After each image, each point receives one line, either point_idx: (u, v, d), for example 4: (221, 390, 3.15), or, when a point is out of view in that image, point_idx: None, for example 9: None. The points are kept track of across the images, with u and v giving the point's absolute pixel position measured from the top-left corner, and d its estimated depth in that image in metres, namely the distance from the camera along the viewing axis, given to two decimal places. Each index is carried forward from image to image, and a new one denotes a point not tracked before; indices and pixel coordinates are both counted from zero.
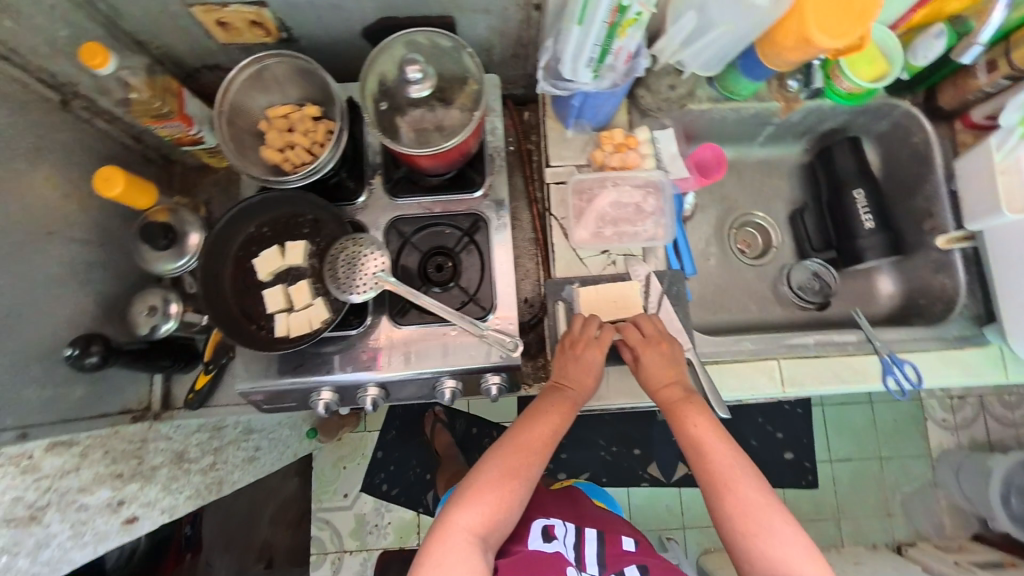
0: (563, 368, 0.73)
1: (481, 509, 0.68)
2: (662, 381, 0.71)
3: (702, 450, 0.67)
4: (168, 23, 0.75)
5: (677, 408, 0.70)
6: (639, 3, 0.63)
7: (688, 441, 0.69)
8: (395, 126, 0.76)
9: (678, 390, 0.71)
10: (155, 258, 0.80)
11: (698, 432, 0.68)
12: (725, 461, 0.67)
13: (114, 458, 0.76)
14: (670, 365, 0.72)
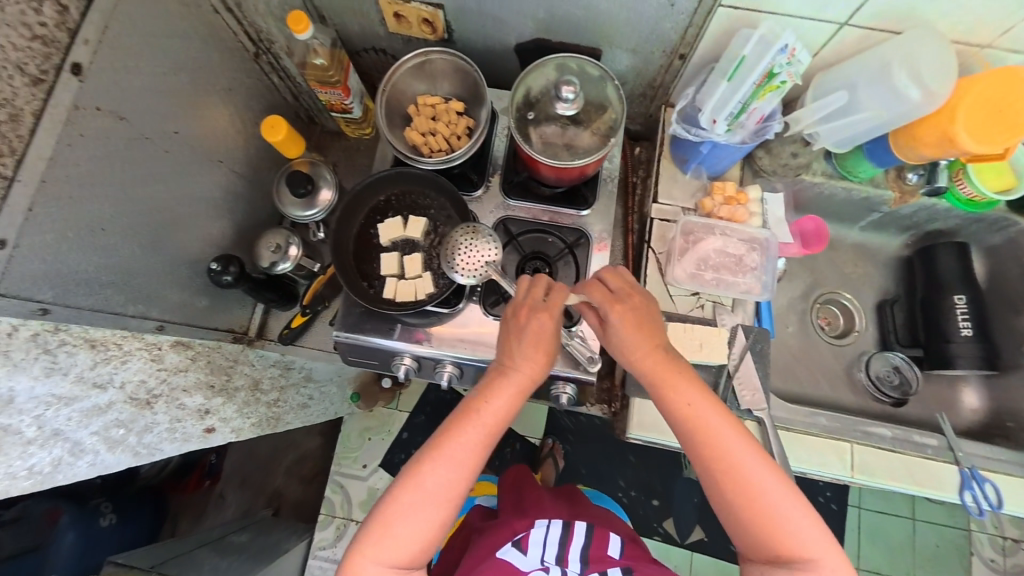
0: (514, 339, 0.69)
1: (445, 465, 0.64)
2: (638, 346, 0.66)
3: (700, 431, 0.61)
4: (356, 8, 0.85)
5: (668, 376, 0.64)
6: (786, 73, 0.67)
7: (688, 422, 0.62)
8: (528, 134, 0.81)
9: (654, 349, 0.65)
10: (290, 202, 0.88)
11: (695, 411, 0.62)
12: (739, 444, 0.60)
13: (212, 369, 0.84)
14: (650, 327, 0.67)
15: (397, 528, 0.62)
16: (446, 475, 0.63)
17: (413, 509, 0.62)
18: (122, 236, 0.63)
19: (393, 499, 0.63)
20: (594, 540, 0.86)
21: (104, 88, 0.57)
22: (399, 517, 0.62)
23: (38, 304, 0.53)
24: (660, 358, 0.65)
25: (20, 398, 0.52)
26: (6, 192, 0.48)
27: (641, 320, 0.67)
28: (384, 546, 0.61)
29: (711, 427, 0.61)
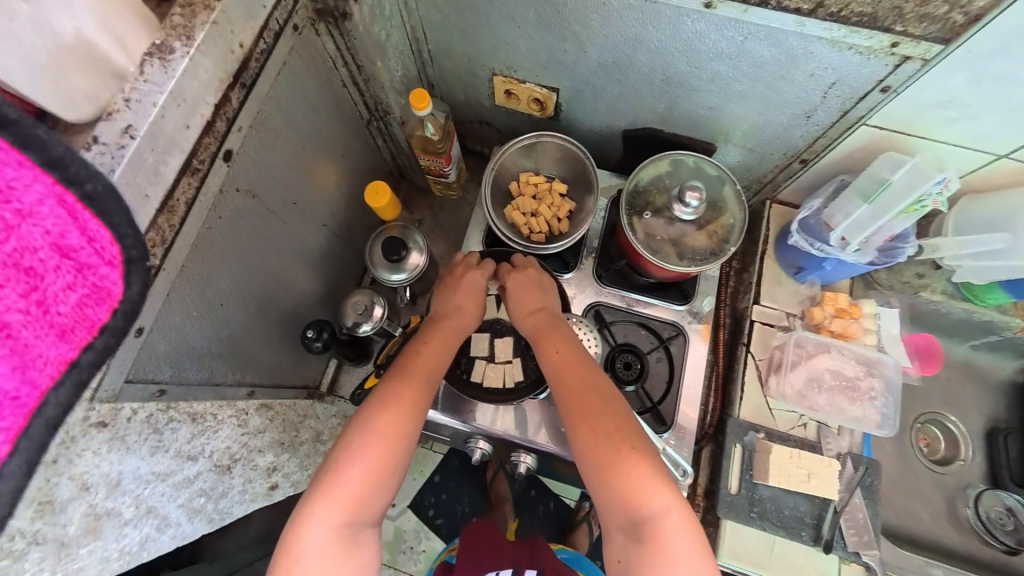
0: (448, 295, 0.74)
1: (398, 410, 0.60)
2: (572, 370, 0.63)
3: (621, 463, 0.55)
4: (470, 82, 0.85)
5: (586, 406, 0.60)
6: (932, 198, 0.62)
7: (588, 438, 0.58)
8: (632, 226, 0.78)
9: (572, 372, 0.63)
10: (381, 264, 0.88)
11: (625, 443, 0.56)
12: (665, 498, 0.53)
13: (285, 426, 0.82)
14: (570, 346, 0.66)
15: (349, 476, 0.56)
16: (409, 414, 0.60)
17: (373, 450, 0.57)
18: (233, 307, 0.63)
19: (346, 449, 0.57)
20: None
21: (245, 169, 0.57)
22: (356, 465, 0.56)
23: (157, 385, 0.52)
24: (580, 379, 0.62)
25: (126, 479, 0.51)
26: (152, 280, 0.47)
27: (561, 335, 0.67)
28: (336, 496, 0.55)
29: (627, 460, 0.55)
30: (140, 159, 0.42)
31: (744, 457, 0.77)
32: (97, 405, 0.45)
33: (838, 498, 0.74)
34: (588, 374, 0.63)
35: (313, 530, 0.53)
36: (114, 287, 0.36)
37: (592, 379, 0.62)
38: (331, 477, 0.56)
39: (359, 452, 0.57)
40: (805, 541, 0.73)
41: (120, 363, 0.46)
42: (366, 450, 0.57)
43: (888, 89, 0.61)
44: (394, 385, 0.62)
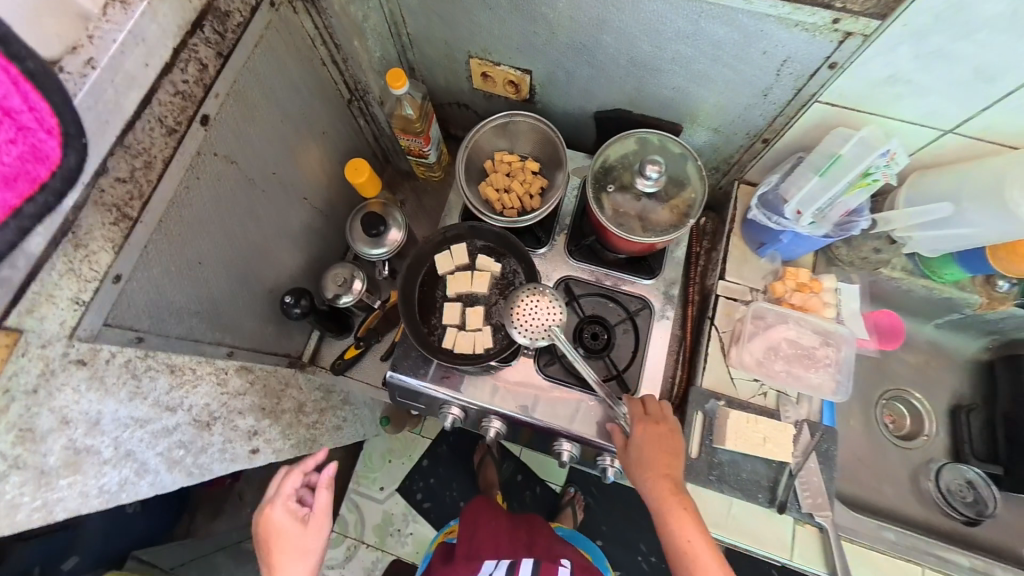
0: (285, 490, 0.78)
1: (302, 542, 0.75)
2: (656, 469, 0.70)
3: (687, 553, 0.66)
4: (448, 65, 0.89)
5: (668, 504, 0.68)
6: (882, 173, 0.66)
7: (678, 537, 0.66)
8: (597, 201, 0.81)
9: (671, 485, 0.69)
10: (361, 240, 0.91)
11: (691, 539, 0.66)
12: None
13: (266, 392, 0.85)
14: (668, 455, 0.71)
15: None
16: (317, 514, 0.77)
17: (311, 544, 0.76)
18: (213, 269, 0.66)
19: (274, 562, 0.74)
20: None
21: (223, 136, 0.61)
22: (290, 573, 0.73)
23: (136, 333, 0.56)
24: (671, 483, 0.69)
25: (105, 421, 0.55)
26: (130, 231, 0.51)
27: (665, 446, 0.71)
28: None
29: (696, 552, 0.65)
30: (100, 88, 0.45)
31: (705, 425, 0.79)
32: (76, 343, 0.48)
33: (793, 464, 0.76)
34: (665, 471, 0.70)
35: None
36: (52, 153, 0.39)
37: (670, 478, 0.69)
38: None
39: (306, 540, 0.76)
40: (762, 503, 0.76)
41: (98, 307, 0.49)
42: (295, 556, 0.74)
43: (835, 65, 0.64)
44: (284, 520, 0.76)
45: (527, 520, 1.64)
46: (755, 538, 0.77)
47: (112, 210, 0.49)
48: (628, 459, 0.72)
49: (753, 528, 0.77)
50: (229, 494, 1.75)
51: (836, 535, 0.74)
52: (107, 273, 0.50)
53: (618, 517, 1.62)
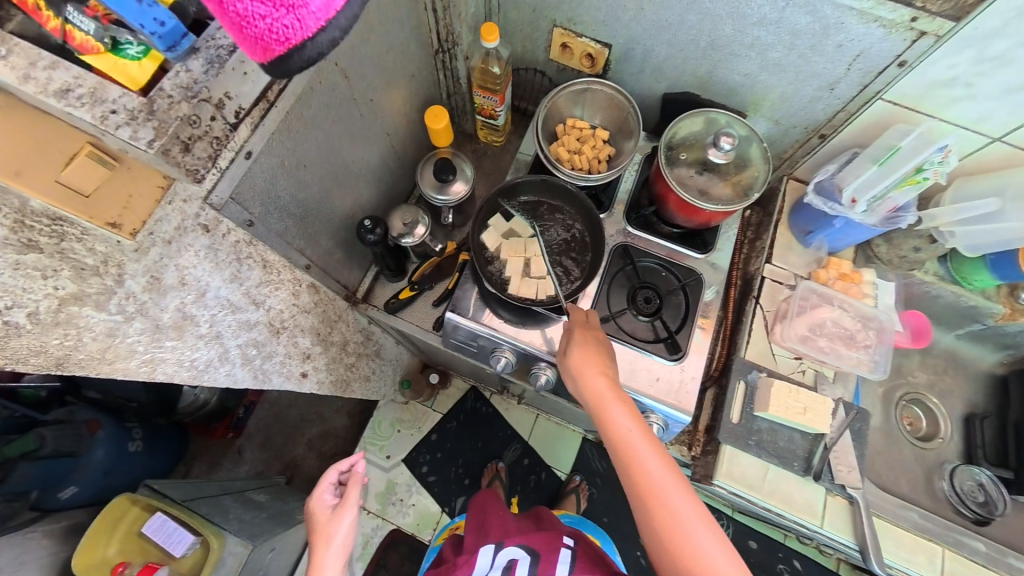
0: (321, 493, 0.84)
1: (342, 526, 0.79)
2: (588, 366, 0.70)
3: (625, 450, 0.63)
4: (530, 31, 0.94)
5: (600, 397, 0.67)
6: (933, 170, 0.71)
7: (613, 436, 0.65)
8: (663, 169, 0.85)
9: (608, 384, 0.68)
10: (428, 185, 0.95)
11: (627, 432, 0.64)
12: (660, 471, 0.62)
13: (324, 318, 0.87)
14: (602, 355, 0.71)
15: (331, 559, 0.76)
16: (344, 502, 0.81)
17: (339, 528, 0.79)
18: (307, 178, 0.69)
19: (315, 542, 0.79)
20: (541, 560, 0.88)
21: (343, 48, 0.64)
22: (329, 550, 0.77)
23: (248, 217, 0.58)
24: (603, 379, 0.69)
25: (209, 295, 0.56)
26: (265, 113, 0.53)
27: (595, 345, 0.72)
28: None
29: (632, 447, 0.63)
30: None
31: (747, 393, 0.83)
32: (207, 207, 0.51)
33: (829, 436, 0.79)
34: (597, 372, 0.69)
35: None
36: None
37: (603, 375, 0.69)
38: (314, 559, 0.77)
39: (331, 524, 0.79)
40: (796, 470, 0.79)
41: (231, 175, 0.52)
42: (339, 543, 0.78)
43: (904, 64, 0.69)
44: (323, 507, 0.82)
45: (529, 504, 1.64)
46: (788, 502, 0.81)
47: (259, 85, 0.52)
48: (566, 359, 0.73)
49: (789, 493, 0.81)
50: (230, 448, 1.73)
51: (864, 505, 0.78)
52: (242, 148, 0.51)
53: (619, 509, 1.63)
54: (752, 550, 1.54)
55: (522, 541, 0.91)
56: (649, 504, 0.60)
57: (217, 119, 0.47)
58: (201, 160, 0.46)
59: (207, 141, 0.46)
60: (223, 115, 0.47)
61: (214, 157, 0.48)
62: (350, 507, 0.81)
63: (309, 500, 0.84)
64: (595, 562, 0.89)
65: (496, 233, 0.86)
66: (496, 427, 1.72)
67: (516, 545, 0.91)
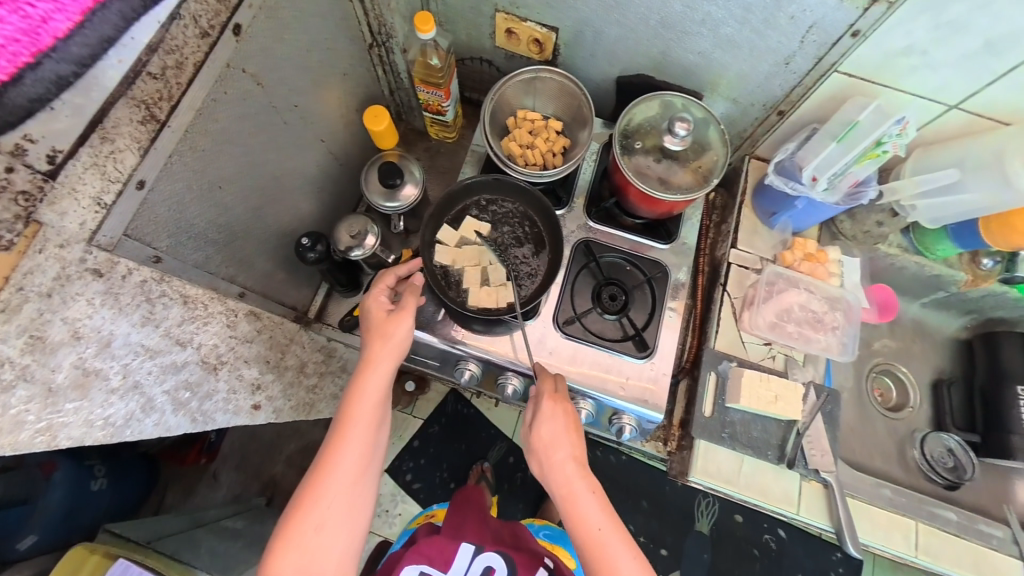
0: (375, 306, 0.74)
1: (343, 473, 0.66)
2: (557, 458, 0.67)
3: (595, 549, 0.64)
4: (471, 18, 0.87)
5: (568, 493, 0.66)
6: (892, 143, 0.68)
7: (583, 535, 0.65)
8: (620, 159, 0.80)
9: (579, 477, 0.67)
10: (376, 192, 0.89)
11: (597, 531, 0.64)
12: (628, 570, 0.63)
13: (272, 344, 0.81)
14: (573, 441, 0.68)
15: (356, 432, 0.68)
16: (403, 306, 0.72)
17: (395, 334, 0.71)
18: (226, 199, 0.63)
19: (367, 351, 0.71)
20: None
21: (252, 52, 0.58)
22: (354, 416, 0.68)
23: (153, 252, 0.52)
24: (573, 474, 0.66)
25: (116, 343, 0.50)
26: (156, 135, 0.48)
27: (566, 432, 0.68)
28: (335, 477, 0.66)
29: (602, 546, 0.64)
30: None
31: (718, 385, 0.81)
32: (95, 250, 0.45)
33: (800, 422, 0.78)
34: (569, 464, 0.67)
35: (330, 508, 0.65)
36: None
37: (574, 468, 0.67)
38: (370, 365, 0.70)
39: (388, 326, 0.71)
40: (770, 459, 0.78)
41: (120, 212, 0.47)
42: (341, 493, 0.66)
43: (857, 34, 0.65)
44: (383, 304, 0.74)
45: (517, 502, 1.62)
46: (765, 493, 0.79)
47: (138, 107, 0.46)
48: (535, 443, 0.69)
49: (766, 484, 0.80)
50: (204, 474, 1.66)
51: (839, 489, 0.77)
52: (131, 177, 0.47)
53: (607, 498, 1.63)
54: (737, 524, 1.57)
55: (501, 551, 0.89)
56: None
57: (18, 168, 0.39)
58: (2, 222, 0.39)
59: (7, 197, 0.39)
60: (28, 164, 0.40)
61: (24, 216, 0.40)
62: (410, 312, 0.72)
63: (367, 296, 0.76)
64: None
65: (446, 248, 0.79)
66: (479, 428, 1.69)
67: (492, 554, 0.88)
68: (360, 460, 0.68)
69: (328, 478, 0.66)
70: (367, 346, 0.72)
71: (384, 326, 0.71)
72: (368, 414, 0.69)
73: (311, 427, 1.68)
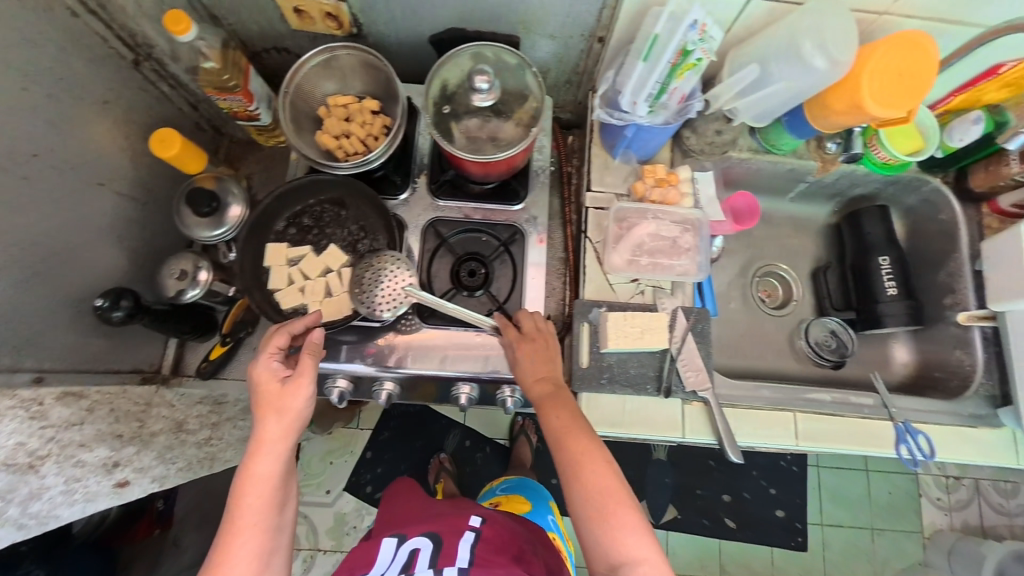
0: (268, 379, 0.64)
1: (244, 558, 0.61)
2: (530, 372, 0.72)
3: (568, 447, 0.66)
4: (252, 3, 0.78)
5: (544, 399, 0.69)
6: (702, 50, 0.67)
7: (553, 430, 0.67)
8: (449, 130, 0.77)
9: (547, 381, 0.71)
10: (195, 223, 0.80)
11: (566, 427, 0.67)
12: (596, 458, 0.65)
13: (118, 417, 0.75)
14: (543, 357, 0.72)
15: (256, 514, 0.62)
16: (298, 373, 0.63)
17: (292, 407, 0.63)
18: None
19: (262, 427, 0.63)
20: (441, 543, 0.82)
21: None
22: (252, 499, 0.62)
23: None
24: (547, 385, 0.71)
25: None
26: None
27: (536, 350, 0.73)
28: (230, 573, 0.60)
29: (572, 437, 0.66)
30: None
31: (593, 334, 0.79)
32: None
33: (672, 348, 0.79)
34: (535, 372, 0.71)
35: None
36: None
37: (547, 377, 0.71)
38: (263, 443, 0.63)
39: (284, 400, 0.63)
40: (651, 392, 0.78)
41: None
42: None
43: None
44: (277, 370, 0.65)
45: (482, 481, 1.64)
46: (653, 426, 0.78)
47: None
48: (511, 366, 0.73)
49: (656, 419, 0.79)
50: None
51: (715, 405, 0.77)
52: None
53: None
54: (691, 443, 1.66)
55: (426, 530, 0.86)
56: (586, 496, 0.64)
57: None
58: None
59: None
60: None
61: None
62: (307, 379, 0.64)
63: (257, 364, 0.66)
64: (497, 547, 0.82)
65: (276, 269, 0.72)
66: (430, 421, 1.68)
67: (416, 538, 0.84)
68: (260, 540, 0.62)
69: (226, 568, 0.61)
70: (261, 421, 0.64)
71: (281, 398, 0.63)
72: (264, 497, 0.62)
73: None
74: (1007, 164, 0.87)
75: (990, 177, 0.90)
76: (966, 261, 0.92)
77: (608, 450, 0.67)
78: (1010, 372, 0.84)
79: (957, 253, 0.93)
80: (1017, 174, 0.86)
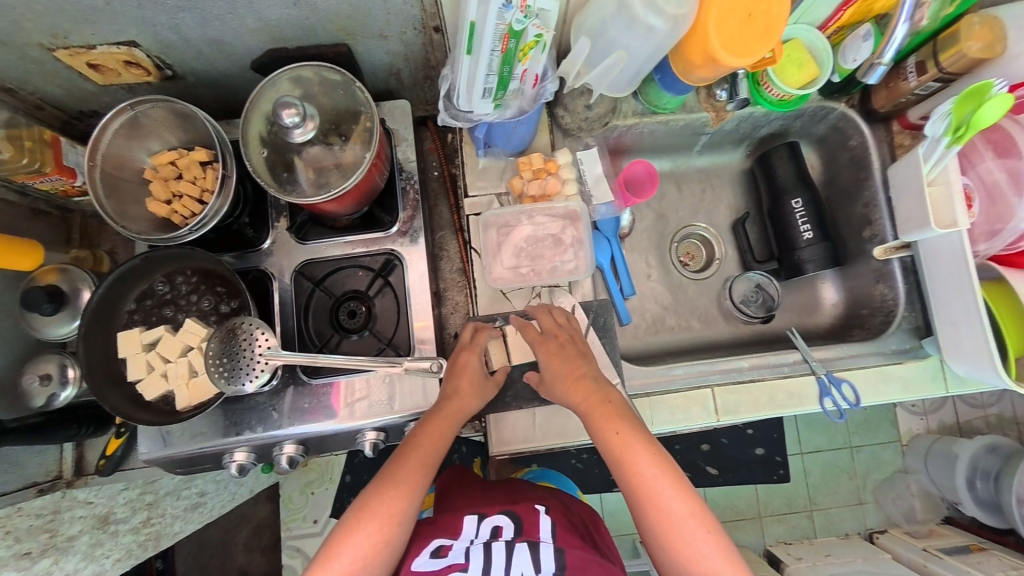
0: (450, 380, 0.71)
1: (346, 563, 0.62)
2: (569, 380, 0.70)
3: (622, 456, 0.64)
4: (37, 68, 0.68)
5: (591, 407, 0.68)
6: (535, 25, 0.59)
7: (603, 436, 0.66)
8: (287, 167, 0.69)
9: (586, 382, 0.70)
10: (46, 322, 0.74)
11: (619, 432, 0.65)
12: (648, 461, 0.64)
13: (17, 538, 0.73)
14: (575, 360, 0.72)
15: (371, 515, 0.64)
16: (464, 367, 0.72)
17: (465, 407, 0.70)
18: None
19: (416, 438, 0.69)
20: (524, 522, 0.72)
21: None
22: (375, 502, 0.65)
23: None
24: (587, 387, 0.69)
25: None
26: None
27: (567, 355, 0.72)
28: (348, 552, 0.62)
29: (625, 442, 0.65)
30: None
31: (500, 348, 0.77)
32: None
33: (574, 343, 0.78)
34: (591, 377, 0.71)
35: None
36: None
37: (584, 381, 0.70)
38: (410, 445, 0.68)
39: (461, 402, 0.70)
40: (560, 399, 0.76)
41: None
42: None
43: None
44: (479, 370, 0.73)
45: None
46: (565, 434, 0.77)
47: None
48: (545, 379, 0.72)
49: (568, 426, 0.77)
50: None
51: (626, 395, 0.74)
52: None
53: None
54: None
55: (502, 508, 0.76)
56: (643, 500, 0.63)
57: None
58: None
59: None
60: None
61: None
62: (483, 385, 0.73)
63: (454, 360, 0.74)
64: (573, 528, 0.75)
65: (131, 360, 0.67)
66: None
67: (494, 516, 0.74)
68: (368, 553, 0.63)
69: (342, 551, 0.63)
70: (421, 425, 0.69)
71: (477, 391, 0.72)
72: (396, 494, 0.65)
73: (254, 505, 1.56)
74: (905, 78, 0.80)
75: (891, 95, 0.83)
76: (879, 189, 0.85)
77: (663, 450, 0.65)
78: (929, 301, 0.81)
79: (870, 182, 0.87)
80: (916, 88, 0.79)
